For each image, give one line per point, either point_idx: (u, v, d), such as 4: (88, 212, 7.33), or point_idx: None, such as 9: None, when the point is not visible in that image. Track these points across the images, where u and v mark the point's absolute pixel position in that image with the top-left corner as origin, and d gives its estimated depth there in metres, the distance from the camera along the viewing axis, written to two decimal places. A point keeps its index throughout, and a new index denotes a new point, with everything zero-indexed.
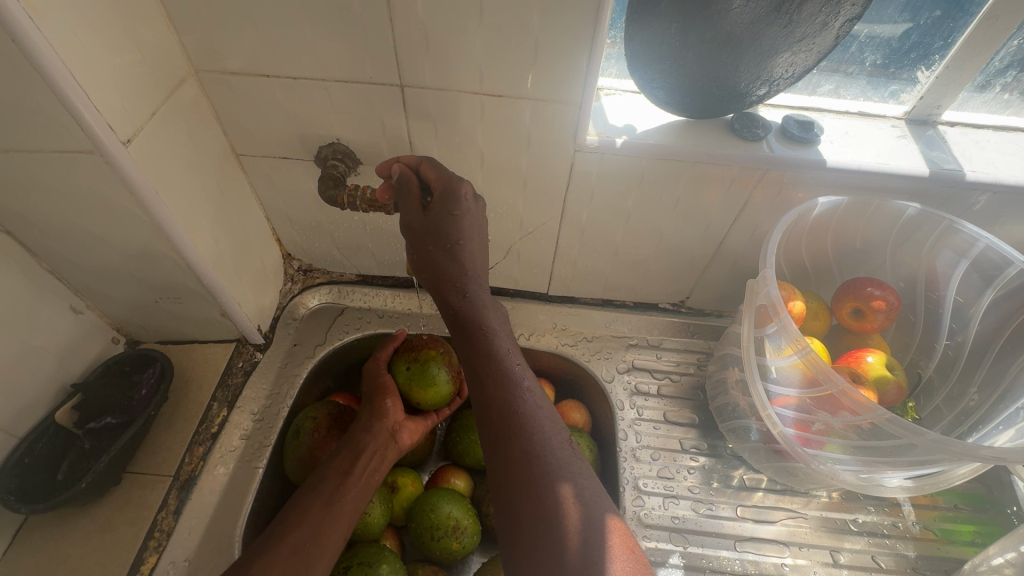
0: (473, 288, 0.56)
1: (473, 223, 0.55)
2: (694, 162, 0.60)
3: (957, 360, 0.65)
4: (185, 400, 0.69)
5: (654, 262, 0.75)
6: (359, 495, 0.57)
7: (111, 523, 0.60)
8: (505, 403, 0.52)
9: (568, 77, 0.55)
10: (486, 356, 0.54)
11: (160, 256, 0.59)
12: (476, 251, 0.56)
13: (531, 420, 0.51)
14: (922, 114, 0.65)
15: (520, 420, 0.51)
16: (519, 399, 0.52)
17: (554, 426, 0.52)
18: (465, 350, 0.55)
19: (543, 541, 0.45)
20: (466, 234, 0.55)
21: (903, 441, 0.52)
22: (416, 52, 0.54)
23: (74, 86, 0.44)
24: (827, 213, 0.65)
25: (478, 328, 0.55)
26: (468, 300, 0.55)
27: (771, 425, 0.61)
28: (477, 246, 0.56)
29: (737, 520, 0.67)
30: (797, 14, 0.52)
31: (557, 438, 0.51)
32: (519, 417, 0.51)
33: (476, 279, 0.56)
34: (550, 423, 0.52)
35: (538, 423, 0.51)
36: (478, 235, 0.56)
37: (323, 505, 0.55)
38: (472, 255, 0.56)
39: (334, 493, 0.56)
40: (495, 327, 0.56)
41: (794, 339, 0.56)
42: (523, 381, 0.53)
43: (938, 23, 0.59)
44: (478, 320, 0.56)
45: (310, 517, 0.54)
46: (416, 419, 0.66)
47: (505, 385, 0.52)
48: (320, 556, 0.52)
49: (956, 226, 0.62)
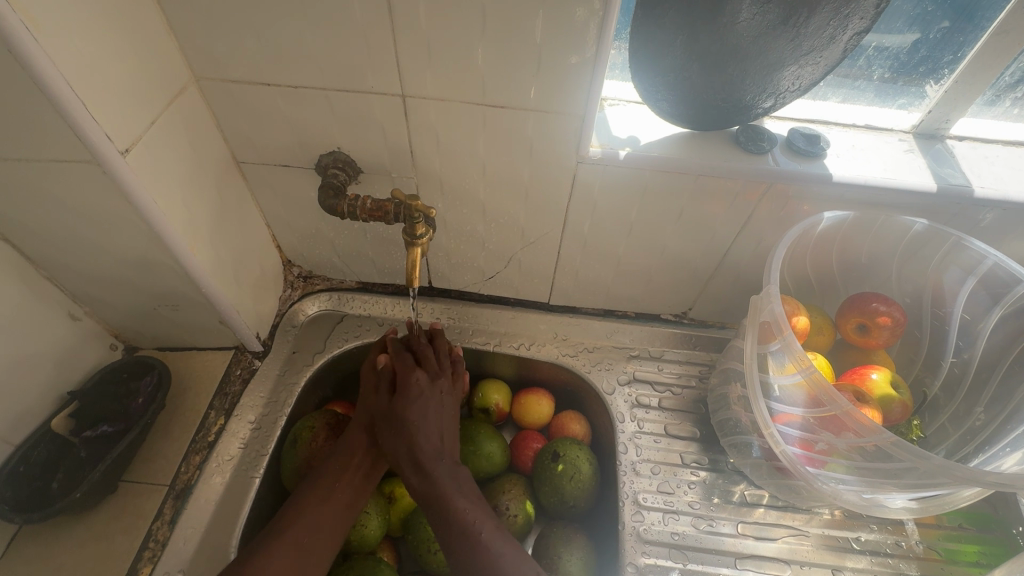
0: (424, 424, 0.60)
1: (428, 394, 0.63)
2: (699, 174, 0.60)
3: (964, 378, 0.64)
4: (182, 408, 0.69)
5: (657, 274, 0.75)
6: (352, 492, 0.60)
7: (105, 533, 0.60)
8: (458, 521, 0.54)
9: (572, 89, 0.54)
10: (431, 478, 0.57)
11: (159, 264, 0.59)
12: (432, 402, 0.63)
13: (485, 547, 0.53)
14: (931, 128, 0.64)
15: (467, 534, 0.53)
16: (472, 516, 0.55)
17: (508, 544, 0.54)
18: (414, 477, 0.58)
19: None
20: (421, 416, 0.61)
21: (907, 464, 0.51)
22: (418, 62, 0.53)
23: (72, 96, 0.43)
24: (833, 228, 0.64)
25: (426, 453, 0.59)
26: (417, 435, 0.60)
27: (773, 444, 0.60)
28: (432, 400, 0.63)
29: (737, 537, 0.66)
30: (804, 27, 0.51)
31: (497, 540, 0.53)
32: (467, 530, 0.54)
33: (430, 426, 0.61)
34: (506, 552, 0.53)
35: (485, 534, 0.54)
36: (434, 404, 0.63)
37: (319, 501, 0.58)
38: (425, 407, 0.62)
39: (332, 490, 0.59)
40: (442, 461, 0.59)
41: (797, 357, 0.55)
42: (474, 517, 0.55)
43: (948, 36, 0.58)
44: (425, 451, 0.59)
45: (308, 513, 0.57)
46: None
47: (445, 503, 0.56)
48: (314, 550, 0.56)
49: (964, 243, 0.61)
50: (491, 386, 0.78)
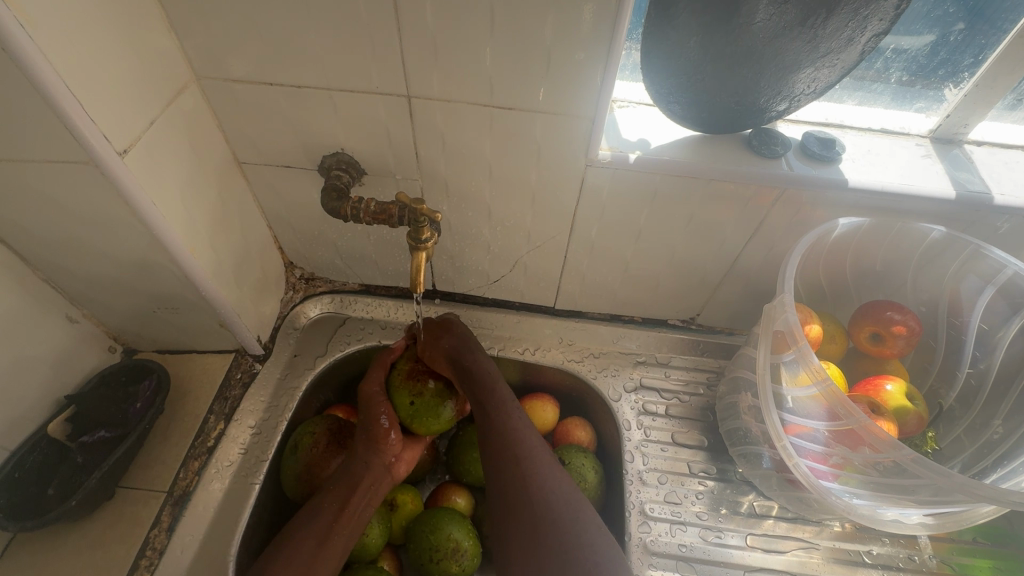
0: (473, 353, 0.62)
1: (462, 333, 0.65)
2: (711, 179, 0.58)
3: (980, 390, 0.63)
4: (181, 413, 0.67)
5: (666, 279, 0.73)
6: (349, 533, 0.57)
7: (102, 540, 0.59)
8: (504, 420, 0.58)
9: (581, 91, 0.53)
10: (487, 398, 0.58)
11: (158, 267, 0.58)
12: (466, 331, 0.65)
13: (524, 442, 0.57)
14: (947, 133, 0.62)
15: (519, 449, 0.56)
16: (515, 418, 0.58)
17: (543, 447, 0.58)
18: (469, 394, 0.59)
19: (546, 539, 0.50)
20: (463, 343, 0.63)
21: (925, 481, 0.50)
22: (424, 62, 0.52)
23: (68, 96, 0.42)
24: (847, 234, 0.63)
25: (477, 359, 0.61)
26: (464, 344, 0.62)
27: (786, 456, 0.59)
28: (467, 331, 0.65)
29: (746, 549, 0.64)
30: (822, 29, 0.49)
31: (545, 456, 0.57)
32: (520, 441, 0.57)
33: (475, 342, 0.63)
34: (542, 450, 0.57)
35: (535, 454, 0.57)
36: (472, 332, 0.65)
37: (314, 545, 0.54)
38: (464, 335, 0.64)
39: (327, 533, 0.56)
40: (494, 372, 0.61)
41: (813, 369, 0.54)
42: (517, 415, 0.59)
43: (969, 39, 0.57)
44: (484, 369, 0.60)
45: (302, 558, 0.53)
46: (414, 446, 0.64)
47: (502, 413, 0.58)
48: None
49: (983, 251, 0.60)
50: None
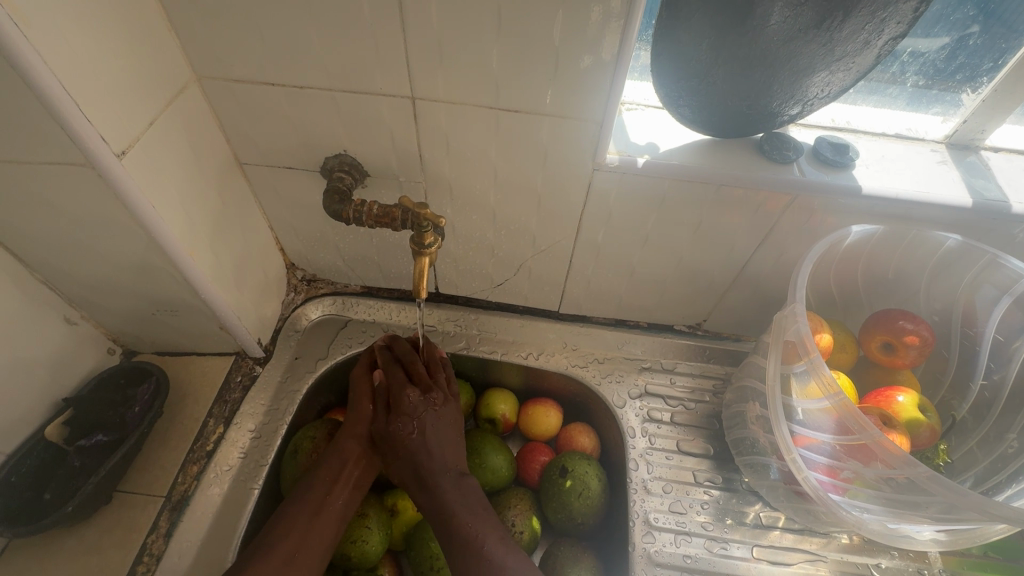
0: (435, 474, 0.57)
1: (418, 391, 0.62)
2: (720, 184, 0.57)
3: (994, 403, 0.61)
4: (180, 416, 0.67)
5: (672, 285, 0.72)
6: (342, 504, 0.57)
7: (99, 546, 0.58)
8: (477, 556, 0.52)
9: (589, 94, 0.51)
10: (422, 468, 0.58)
11: (157, 270, 0.57)
12: (427, 429, 0.60)
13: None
14: (964, 139, 0.61)
15: (449, 524, 0.54)
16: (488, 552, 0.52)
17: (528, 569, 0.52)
18: (405, 467, 0.59)
19: None
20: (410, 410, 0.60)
21: (940, 499, 0.49)
22: (428, 63, 0.51)
23: (65, 96, 0.41)
24: (860, 241, 0.61)
25: (433, 470, 0.57)
26: (419, 452, 0.58)
27: (795, 469, 0.57)
28: (429, 426, 0.60)
29: (751, 561, 0.63)
30: (837, 32, 0.48)
31: None
32: (449, 519, 0.55)
33: (433, 444, 0.59)
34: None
35: (475, 528, 0.54)
36: (431, 421, 0.60)
37: (308, 516, 0.55)
38: (424, 440, 0.59)
39: (322, 504, 0.56)
40: (450, 494, 0.56)
41: (824, 380, 0.53)
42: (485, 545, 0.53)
43: (988, 43, 0.55)
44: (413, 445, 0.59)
45: (298, 527, 0.54)
46: None
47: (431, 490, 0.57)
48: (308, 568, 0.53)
49: (1000, 261, 0.58)
50: (499, 396, 0.76)
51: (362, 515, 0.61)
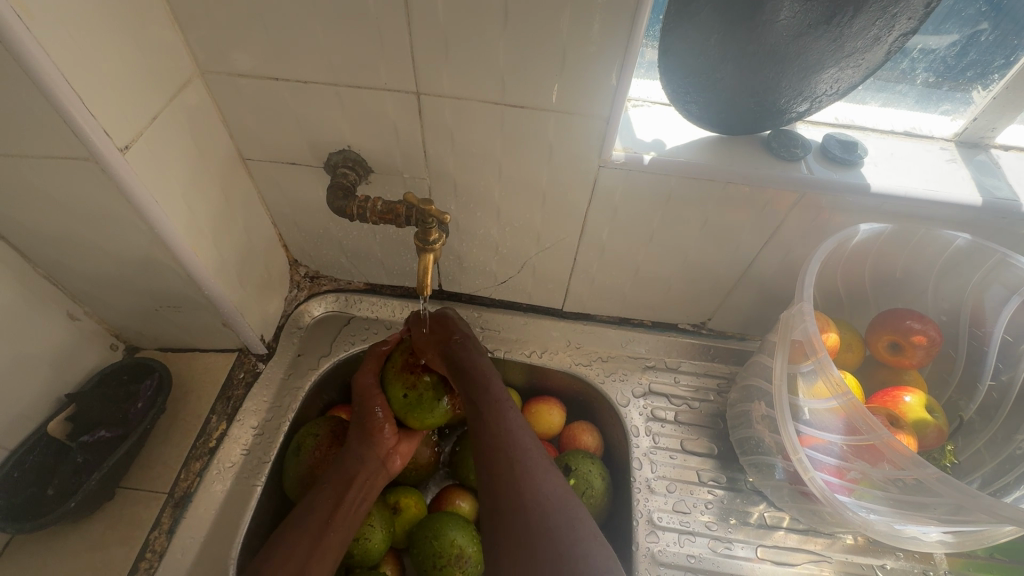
0: (470, 349, 0.59)
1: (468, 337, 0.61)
2: (727, 181, 0.57)
3: (1002, 404, 0.60)
4: (183, 412, 0.67)
5: (677, 283, 0.72)
6: (345, 530, 0.56)
7: (102, 542, 0.58)
8: (494, 417, 0.54)
9: (595, 90, 0.51)
10: (470, 361, 0.58)
11: (160, 265, 0.57)
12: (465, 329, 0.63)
13: (515, 437, 0.53)
14: (973, 137, 0.61)
15: (513, 450, 0.51)
16: (506, 418, 0.54)
17: (539, 444, 0.53)
18: (440, 340, 0.60)
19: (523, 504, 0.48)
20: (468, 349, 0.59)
21: (948, 500, 0.48)
22: (433, 58, 0.50)
23: (67, 89, 0.41)
24: (868, 240, 0.61)
25: (468, 346, 0.59)
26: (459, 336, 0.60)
27: (802, 469, 0.57)
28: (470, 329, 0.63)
29: (756, 561, 0.63)
30: (847, 28, 0.47)
31: (541, 454, 0.52)
32: (513, 443, 0.52)
33: (472, 337, 0.61)
34: (533, 444, 0.53)
35: (499, 393, 0.56)
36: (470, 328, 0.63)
37: (309, 540, 0.54)
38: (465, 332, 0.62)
39: (324, 530, 0.55)
40: (483, 367, 0.58)
41: (832, 380, 0.52)
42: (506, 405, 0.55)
43: (999, 40, 0.55)
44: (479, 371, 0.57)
45: (299, 554, 0.53)
46: (410, 438, 0.64)
47: (495, 414, 0.54)
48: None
49: (1009, 260, 0.58)
50: None
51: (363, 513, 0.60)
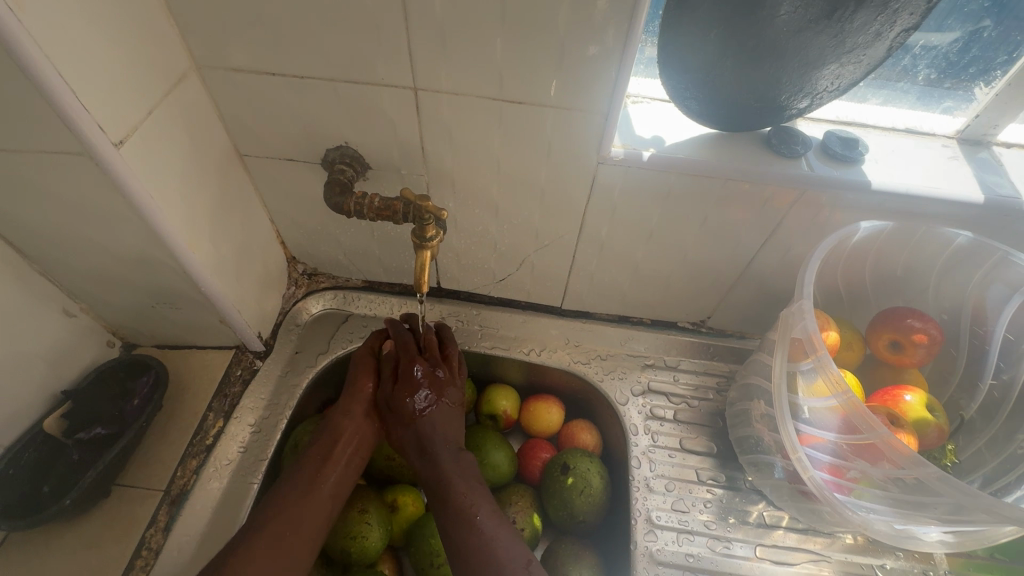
0: (435, 449, 0.59)
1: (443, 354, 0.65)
2: (727, 178, 0.56)
3: (1003, 403, 0.60)
4: (180, 409, 0.66)
5: (677, 281, 0.71)
6: (331, 488, 0.57)
7: (98, 539, 0.58)
8: (461, 527, 0.53)
9: (594, 85, 0.50)
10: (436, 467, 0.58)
11: (156, 262, 0.56)
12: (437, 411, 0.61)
13: (482, 546, 0.52)
14: (976, 134, 0.60)
15: (481, 563, 0.51)
16: (474, 525, 0.53)
17: (512, 545, 0.52)
18: (409, 438, 0.60)
19: None
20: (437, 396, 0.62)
21: (948, 499, 0.48)
22: (431, 52, 0.50)
23: (60, 83, 0.41)
24: (869, 238, 0.61)
25: (434, 442, 0.59)
26: (425, 426, 0.60)
27: (801, 468, 0.57)
28: (440, 410, 0.62)
29: (754, 560, 0.62)
30: (848, 23, 0.46)
31: (517, 561, 0.51)
32: (481, 555, 0.51)
33: (440, 423, 0.61)
34: (508, 549, 0.52)
35: (466, 496, 0.56)
36: (440, 402, 0.62)
37: (299, 491, 0.55)
38: (433, 417, 0.61)
39: (310, 485, 0.56)
40: (449, 474, 0.57)
41: (832, 377, 0.52)
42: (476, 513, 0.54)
43: (1002, 36, 0.54)
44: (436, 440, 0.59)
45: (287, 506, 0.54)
46: None
47: (463, 521, 0.54)
48: (294, 546, 0.52)
49: (1011, 258, 0.57)
50: (500, 391, 0.76)
51: (361, 511, 0.60)
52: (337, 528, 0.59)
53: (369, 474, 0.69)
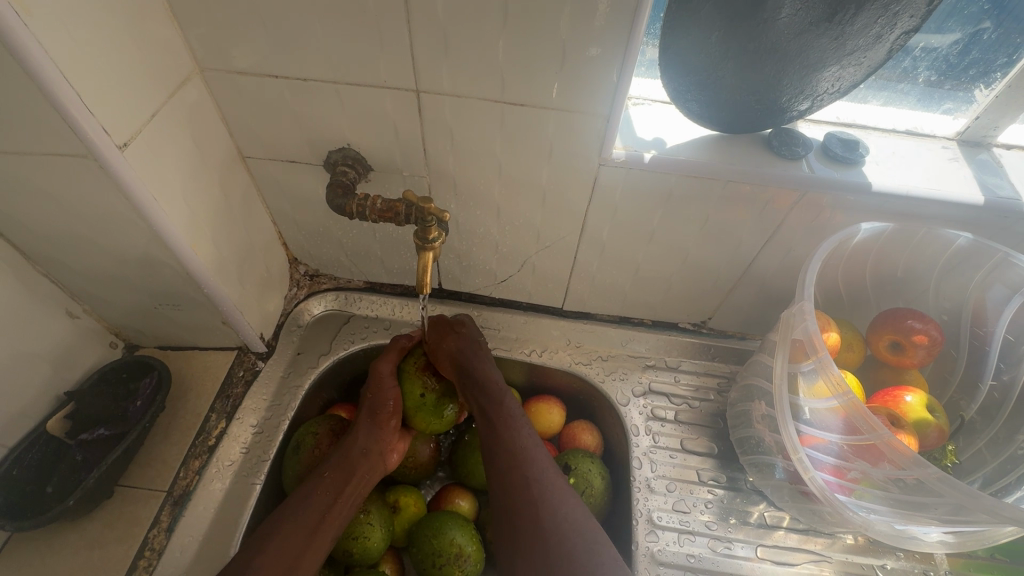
0: (480, 361, 0.61)
1: (473, 353, 0.62)
2: (728, 180, 0.56)
3: (1003, 404, 0.60)
4: (182, 410, 0.67)
5: (677, 282, 0.71)
6: (342, 519, 0.56)
7: (101, 539, 0.58)
8: (507, 439, 0.57)
9: (595, 88, 0.51)
10: (479, 373, 0.60)
11: (160, 263, 0.57)
12: (474, 336, 0.63)
13: (526, 453, 0.56)
14: (976, 136, 0.60)
15: (526, 466, 0.56)
16: (519, 437, 0.58)
17: (549, 458, 0.58)
18: (451, 349, 0.61)
19: (540, 522, 0.52)
20: (469, 360, 0.61)
21: (949, 500, 0.48)
22: (434, 56, 0.50)
23: (66, 86, 0.41)
24: (869, 239, 0.61)
25: (472, 358, 0.61)
26: (467, 347, 0.62)
27: (802, 469, 0.57)
28: (478, 345, 0.63)
29: (755, 561, 0.63)
30: (849, 25, 0.47)
31: (553, 472, 0.56)
32: (524, 460, 0.56)
33: (478, 345, 0.63)
34: (545, 460, 0.57)
35: (508, 411, 0.59)
36: (474, 332, 0.64)
37: (306, 531, 0.53)
38: (471, 341, 0.63)
39: (322, 520, 0.54)
40: (495, 385, 0.60)
41: (833, 379, 0.52)
42: (518, 424, 0.59)
43: (1002, 39, 0.54)
44: (487, 379, 0.60)
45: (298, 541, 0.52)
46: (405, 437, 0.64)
47: (506, 429, 0.58)
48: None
49: (1011, 259, 0.58)
50: None
51: (362, 511, 0.60)
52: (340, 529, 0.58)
53: None
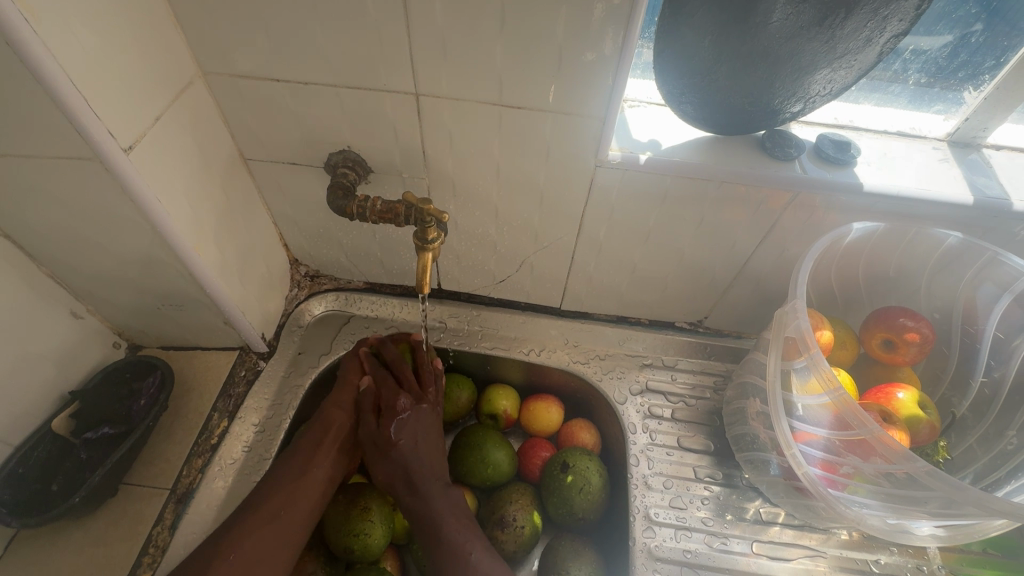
0: (423, 486, 0.62)
1: (419, 432, 0.65)
2: (722, 181, 0.57)
3: (993, 400, 0.61)
4: (185, 410, 0.67)
5: (674, 281, 0.72)
6: (315, 492, 0.60)
7: (106, 537, 0.59)
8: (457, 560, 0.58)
9: (591, 91, 0.52)
10: (422, 500, 0.62)
11: (163, 264, 0.57)
12: (420, 451, 0.64)
13: (474, 573, 0.56)
14: (966, 137, 0.61)
15: None
16: (467, 563, 0.57)
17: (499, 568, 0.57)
18: (395, 468, 0.64)
19: None
20: (415, 445, 0.64)
21: (937, 494, 0.49)
22: (433, 60, 0.51)
23: (73, 90, 0.42)
24: (861, 239, 0.62)
25: (418, 474, 0.63)
26: (410, 456, 0.64)
27: (795, 464, 0.58)
28: (421, 448, 0.65)
29: (751, 556, 0.63)
30: (839, 29, 0.48)
31: None
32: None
33: (422, 452, 0.64)
34: (491, 574, 0.57)
35: (456, 535, 0.60)
36: (423, 425, 0.66)
37: (292, 481, 0.59)
38: (414, 452, 0.64)
39: (293, 496, 0.59)
40: (440, 513, 0.61)
41: (825, 375, 0.53)
42: (464, 545, 0.59)
43: (990, 41, 0.55)
44: (425, 511, 0.61)
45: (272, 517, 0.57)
46: None
47: (455, 561, 0.58)
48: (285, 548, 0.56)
49: (1001, 258, 0.59)
50: (501, 392, 0.77)
51: (363, 509, 0.61)
52: (341, 526, 0.59)
53: (370, 472, 0.71)
